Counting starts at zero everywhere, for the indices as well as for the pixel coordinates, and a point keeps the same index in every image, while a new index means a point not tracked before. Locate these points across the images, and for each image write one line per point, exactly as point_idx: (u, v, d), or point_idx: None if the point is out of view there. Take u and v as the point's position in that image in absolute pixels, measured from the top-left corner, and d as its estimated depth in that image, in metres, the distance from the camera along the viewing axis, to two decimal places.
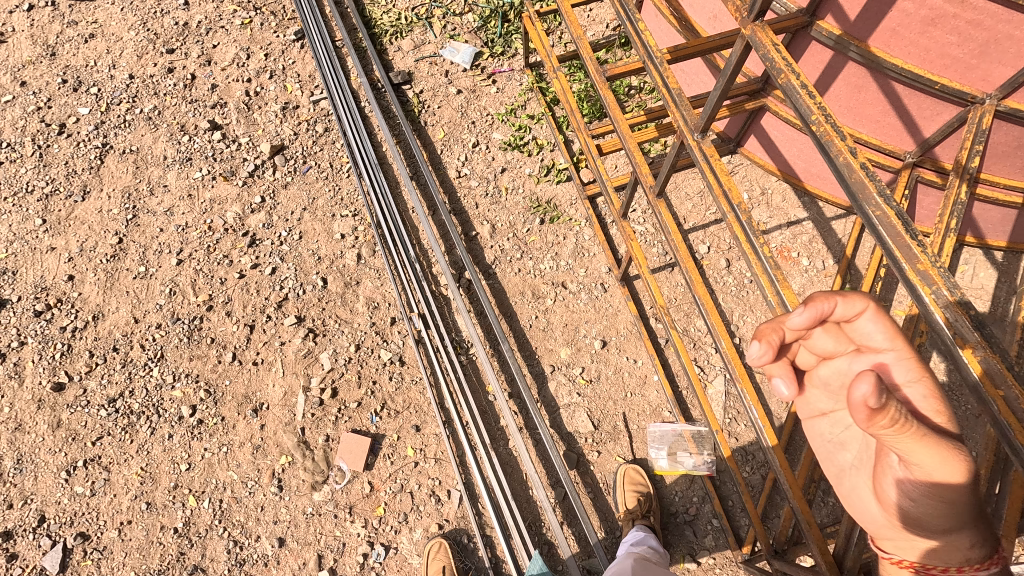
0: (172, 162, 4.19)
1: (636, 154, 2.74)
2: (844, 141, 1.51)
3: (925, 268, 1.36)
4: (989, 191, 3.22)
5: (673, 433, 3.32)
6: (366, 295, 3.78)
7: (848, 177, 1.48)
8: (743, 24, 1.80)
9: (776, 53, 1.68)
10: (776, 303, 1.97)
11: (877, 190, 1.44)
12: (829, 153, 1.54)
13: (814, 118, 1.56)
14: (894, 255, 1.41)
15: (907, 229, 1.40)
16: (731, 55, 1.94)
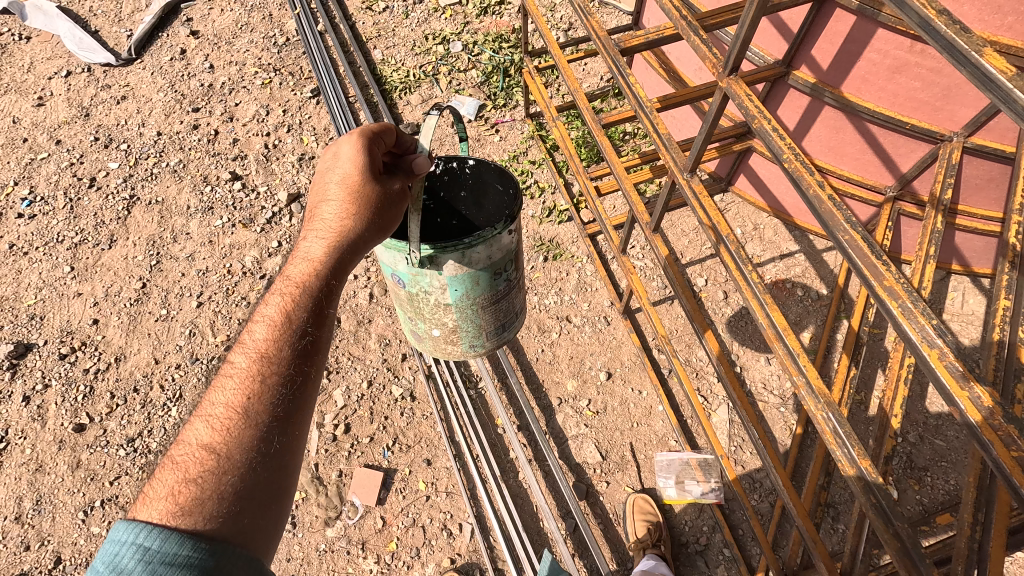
0: (195, 211, 4.45)
1: (632, 194, 2.94)
2: (813, 176, 1.70)
3: (891, 284, 1.48)
4: (967, 221, 3.43)
5: (679, 461, 3.38)
6: (378, 332, 3.93)
7: (820, 209, 1.66)
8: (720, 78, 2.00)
9: (750, 103, 1.88)
10: (766, 325, 2.11)
11: (845, 219, 1.61)
12: (801, 186, 1.71)
13: (786, 157, 1.75)
14: (863, 272, 1.54)
15: (873, 250, 1.54)
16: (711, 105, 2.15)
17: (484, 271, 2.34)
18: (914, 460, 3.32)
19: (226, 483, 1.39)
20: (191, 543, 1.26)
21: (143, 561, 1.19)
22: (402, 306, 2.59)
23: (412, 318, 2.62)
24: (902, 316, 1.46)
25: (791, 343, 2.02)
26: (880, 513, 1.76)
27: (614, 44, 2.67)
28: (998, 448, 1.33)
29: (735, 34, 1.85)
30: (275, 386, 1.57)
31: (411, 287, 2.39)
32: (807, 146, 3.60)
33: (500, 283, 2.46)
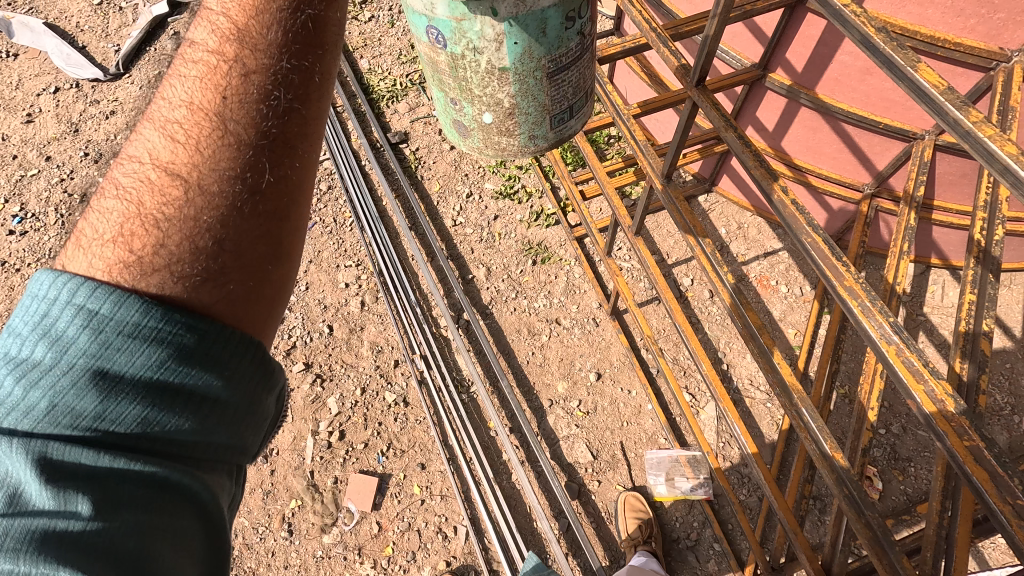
0: None
1: (614, 199, 3.01)
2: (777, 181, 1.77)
3: (851, 284, 1.56)
4: (943, 216, 3.51)
5: (669, 458, 3.44)
6: (370, 340, 3.98)
7: (783, 213, 1.73)
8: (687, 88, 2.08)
9: (716, 111, 1.95)
10: (742, 325, 2.18)
11: (807, 222, 1.68)
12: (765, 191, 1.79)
13: (751, 163, 1.82)
14: (824, 271, 1.61)
15: (833, 252, 1.61)
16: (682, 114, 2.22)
17: (553, 11, 1.57)
18: (898, 451, 3.39)
19: (201, 242, 1.17)
20: (153, 324, 1.07)
21: (88, 340, 1.03)
22: (442, 84, 1.86)
23: (453, 100, 1.90)
24: (862, 314, 1.52)
25: (765, 341, 2.09)
26: (852, 503, 1.83)
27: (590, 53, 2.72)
28: (952, 437, 1.43)
29: (699, 46, 1.92)
30: (253, 100, 1.25)
31: (455, 45, 1.66)
32: (785, 146, 3.68)
33: (573, 38, 1.69)
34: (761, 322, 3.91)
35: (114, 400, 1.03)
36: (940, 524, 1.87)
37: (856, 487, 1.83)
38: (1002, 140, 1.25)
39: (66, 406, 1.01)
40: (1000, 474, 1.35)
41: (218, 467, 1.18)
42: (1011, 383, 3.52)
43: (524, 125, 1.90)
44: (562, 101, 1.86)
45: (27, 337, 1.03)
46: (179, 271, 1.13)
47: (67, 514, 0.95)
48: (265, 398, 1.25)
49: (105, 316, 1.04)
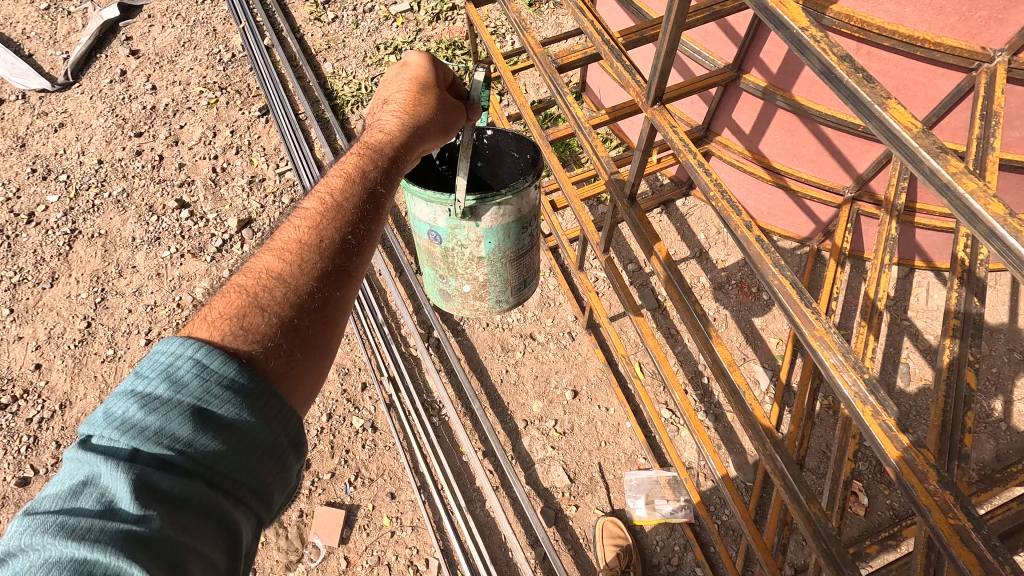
0: (140, 243, 4.26)
1: (580, 212, 2.87)
2: (740, 216, 1.62)
3: (821, 333, 1.44)
4: (926, 220, 3.38)
5: (649, 480, 3.30)
6: (336, 362, 3.80)
7: (747, 249, 1.58)
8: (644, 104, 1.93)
9: (674, 134, 1.81)
10: (712, 359, 2.05)
11: (772, 261, 1.54)
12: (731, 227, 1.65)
13: (712, 194, 1.67)
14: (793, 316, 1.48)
15: (802, 297, 1.47)
16: (641, 134, 2.07)
17: (514, 224, 2.22)
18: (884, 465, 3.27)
19: (275, 317, 1.23)
20: (246, 374, 1.11)
21: (202, 378, 1.07)
22: (433, 264, 2.46)
23: (442, 275, 2.49)
24: (834, 368, 1.40)
25: (737, 380, 1.99)
26: (830, 559, 1.69)
27: (551, 61, 2.59)
28: (935, 513, 1.30)
29: (653, 63, 1.77)
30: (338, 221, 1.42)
31: (448, 242, 2.28)
32: (763, 149, 3.50)
33: (526, 238, 2.36)
34: (742, 332, 3.76)
35: (205, 432, 1.01)
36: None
37: (832, 540, 1.68)
38: (987, 198, 1.06)
39: (163, 429, 0.99)
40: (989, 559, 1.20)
41: (257, 526, 1.06)
42: (998, 390, 3.40)
43: (493, 291, 2.49)
44: (521, 276, 2.51)
45: (148, 379, 1.05)
46: (271, 328, 1.21)
47: (142, 521, 0.90)
48: (297, 473, 1.15)
49: (218, 358, 1.10)
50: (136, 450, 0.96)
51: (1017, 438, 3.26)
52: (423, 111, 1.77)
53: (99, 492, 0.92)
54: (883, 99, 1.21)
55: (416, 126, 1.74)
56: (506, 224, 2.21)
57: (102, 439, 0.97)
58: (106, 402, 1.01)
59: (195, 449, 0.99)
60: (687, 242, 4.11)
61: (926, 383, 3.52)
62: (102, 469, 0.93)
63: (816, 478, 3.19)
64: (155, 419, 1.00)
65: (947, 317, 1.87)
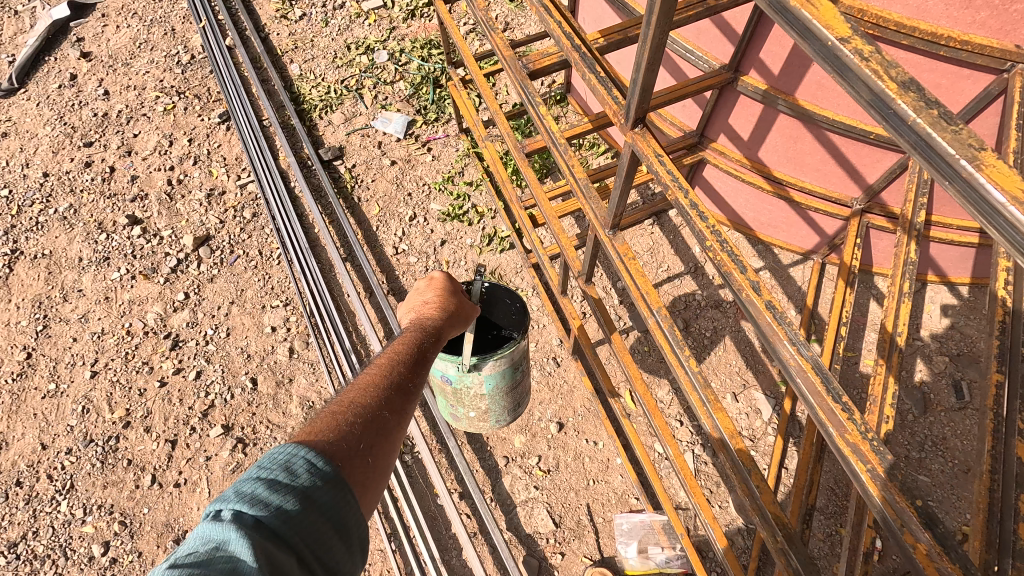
0: (87, 264, 3.91)
1: (559, 236, 2.56)
2: (743, 275, 1.52)
3: (853, 437, 1.38)
4: (942, 233, 3.09)
5: (642, 525, 3.00)
6: (300, 394, 3.47)
7: (759, 321, 1.51)
8: (624, 128, 1.69)
9: (660, 166, 1.62)
10: (710, 425, 1.75)
11: (787, 336, 1.47)
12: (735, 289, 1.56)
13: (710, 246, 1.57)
14: (820, 417, 1.43)
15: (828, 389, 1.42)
16: (621, 161, 1.82)
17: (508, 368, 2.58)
18: None
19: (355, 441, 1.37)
20: (339, 477, 1.26)
21: (312, 473, 1.23)
22: (444, 397, 2.83)
23: (451, 404, 2.85)
24: (870, 483, 1.34)
25: (740, 454, 1.67)
26: None
27: (521, 66, 2.29)
28: None
29: (629, 84, 1.53)
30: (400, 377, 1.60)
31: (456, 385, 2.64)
32: (762, 156, 3.20)
33: (520, 375, 2.72)
34: (742, 355, 3.46)
35: (311, 519, 1.17)
36: None
37: None
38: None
39: (281, 506, 1.15)
40: None
41: None
42: None
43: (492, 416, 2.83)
44: (515, 399, 2.86)
45: (268, 469, 1.20)
46: (358, 436, 1.37)
47: None
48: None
49: (323, 457, 1.27)
50: (260, 523, 1.10)
51: None
52: (454, 293, 2.09)
53: (227, 557, 1.03)
54: (971, 151, 0.90)
55: (450, 304, 2.00)
56: (503, 369, 2.57)
57: (231, 508, 1.11)
58: (237, 481, 1.17)
59: (306, 532, 1.16)
60: (681, 256, 3.80)
61: (943, 410, 3.23)
62: (232, 536, 1.06)
63: (827, 522, 2.88)
64: (278, 499, 1.16)
65: None
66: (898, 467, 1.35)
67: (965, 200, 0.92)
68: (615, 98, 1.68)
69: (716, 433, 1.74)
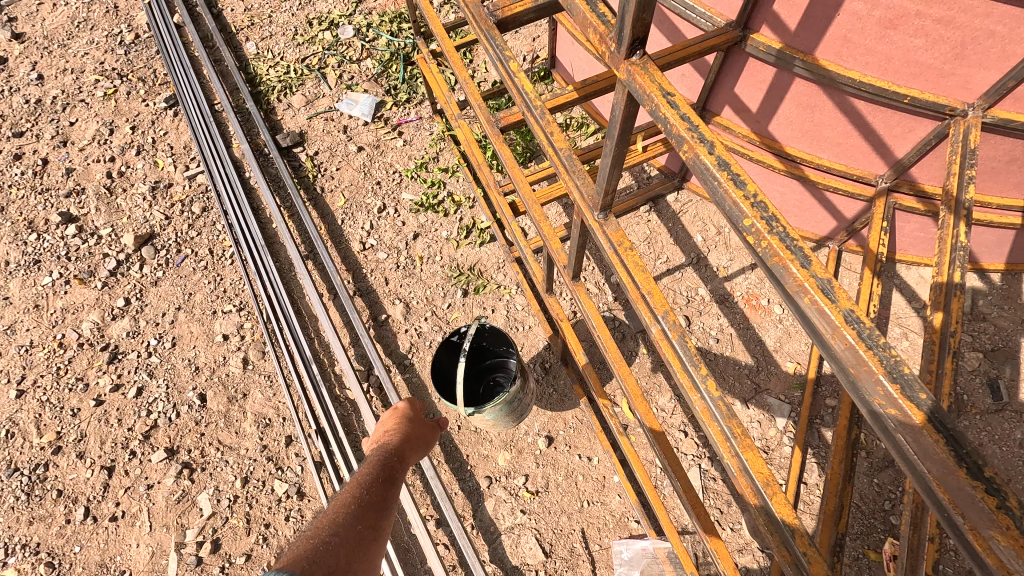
0: (15, 268, 3.47)
1: (541, 223, 2.17)
2: (804, 270, 1.04)
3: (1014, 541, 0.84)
4: (981, 214, 2.71)
5: (645, 554, 2.63)
6: (255, 411, 3.06)
7: (832, 342, 1.03)
8: (616, 64, 1.31)
9: (671, 114, 1.22)
10: (736, 466, 1.40)
11: (884, 367, 0.97)
12: (789, 290, 1.09)
13: (750, 226, 1.12)
14: (941, 496, 0.93)
15: (960, 458, 0.90)
16: (612, 119, 1.42)
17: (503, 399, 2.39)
18: None
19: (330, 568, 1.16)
20: None
21: None
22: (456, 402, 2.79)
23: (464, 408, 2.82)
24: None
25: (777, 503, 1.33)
26: None
27: (487, 16, 1.89)
28: None
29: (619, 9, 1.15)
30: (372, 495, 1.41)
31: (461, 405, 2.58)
32: (773, 131, 2.81)
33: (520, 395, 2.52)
34: (752, 356, 3.08)
35: None
36: None
37: None
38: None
39: None
40: None
41: None
42: None
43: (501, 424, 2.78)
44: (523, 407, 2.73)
45: None
46: (335, 558, 1.19)
47: None
48: None
49: None
50: None
51: None
52: (417, 417, 1.84)
53: None
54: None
55: (413, 429, 1.77)
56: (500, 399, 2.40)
57: None
58: None
59: None
60: (682, 246, 3.41)
61: (979, 413, 2.88)
62: None
63: (852, 546, 2.52)
64: None
65: None
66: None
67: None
68: (601, 18, 1.31)
69: (745, 476, 1.38)
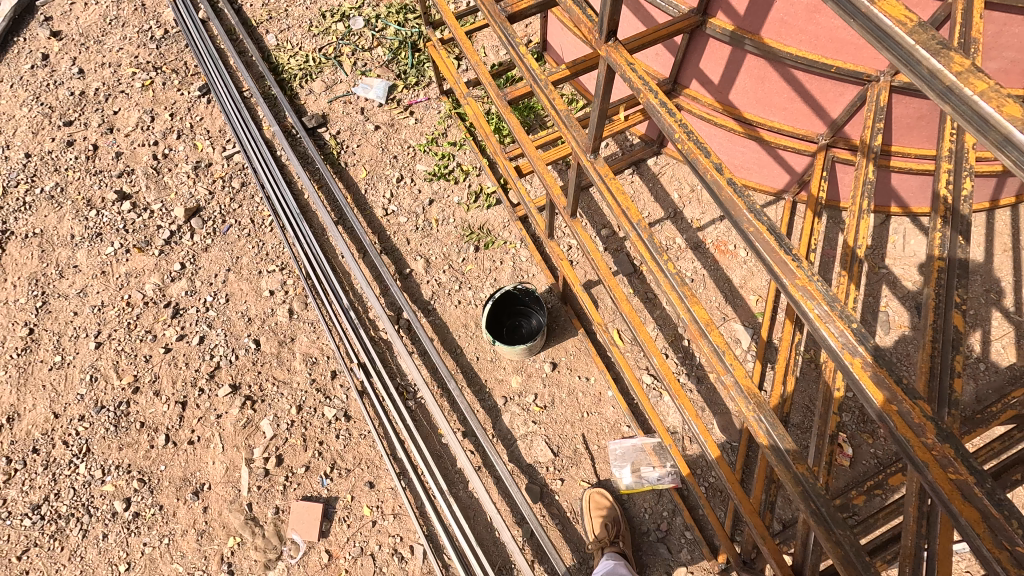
0: (80, 240, 3.95)
1: (546, 177, 2.69)
2: (709, 158, 1.41)
3: (804, 283, 1.27)
4: (902, 162, 3.27)
5: (634, 448, 3.22)
6: (303, 351, 3.60)
7: (719, 196, 1.39)
8: (598, 45, 1.81)
9: (632, 72, 1.62)
10: (689, 319, 1.83)
11: (747, 206, 1.35)
12: (700, 171, 1.43)
13: (677, 136, 1.45)
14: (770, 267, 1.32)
15: (780, 243, 1.30)
16: (597, 82, 1.92)
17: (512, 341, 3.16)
18: (867, 414, 3.18)
19: None
20: None
21: None
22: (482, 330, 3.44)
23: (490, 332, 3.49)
24: (818, 319, 1.27)
25: (716, 340, 1.77)
26: (820, 520, 1.56)
27: (501, 11, 2.41)
28: (934, 471, 1.16)
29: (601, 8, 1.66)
30: None
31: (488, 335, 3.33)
32: (733, 99, 3.36)
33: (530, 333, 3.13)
34: (721, 292, 3.66)
35: None
36: (918, 531, 1.63)
37: (823, 500, 1.56)
38: (1000, 98, 0.93)
39: None
40: (995, 517, 1.07)
41: None
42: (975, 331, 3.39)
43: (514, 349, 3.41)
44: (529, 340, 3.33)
45: None
46: None
47: None
48: None
49: None
50: None
51: (996, 376, 3.27)
52: None
53: None
54: None
55: None
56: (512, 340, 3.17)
57: None
58: None
59: None
60: (661, 203, 3.97)
61: (906, 330, 3.50)
62: None
63: (799, 432, 3.14)
64: None
65: (930, 257, 1.77)
66: (844, 302, 1.26)
67: (870, 34, 1.10)
68: (589, 17, 1.81)
69: (694, 326, 1.81)
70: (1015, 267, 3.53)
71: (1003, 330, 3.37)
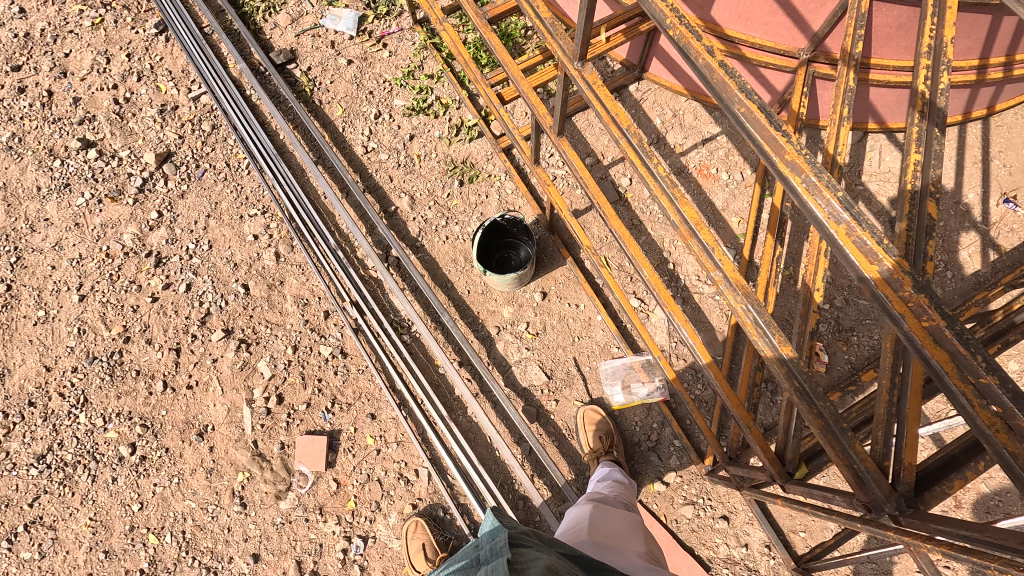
0: (48, 192, 3.81)
1: (532, 98, 2.61)
2: (701, 40, 1.43)
3: (793, 157, 1.32)
4: (881, 75, 3.28)
5: (624, 366, 3.36)
6: (293, 294, 3.59)
7: (710, 79, 1.42)
8: None
9: None
10: (679, 221, 1.90)
11: (738, 87, 1.39)
12: (691, 59, 1.47)
13: (669, 22, 1.48)
14: (762, 148, 1.36)
15: (771, 121, 1.35)
16: None
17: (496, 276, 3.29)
18: (843, 323, 3.34)
19: None
20: None
21: None
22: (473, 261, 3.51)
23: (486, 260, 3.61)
24: (806, 193, 1.30)
25: (705, 238, 1.83)
26: (803, 396, 1.69)
27: None
28: (909, 320, 1.25)
29: None
30: None
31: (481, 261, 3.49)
32: (714, 15, 3.31)
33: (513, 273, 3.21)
34: (704, 216, 3.73)
35: None
36: (890, 400, 1.67)
37: (805, 378, 1.68)
38: None
39: None
40: (961, 353, 1.19)
41: None
42: (944, 242, 3.54)
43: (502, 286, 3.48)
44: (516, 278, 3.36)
45: None
46: None
47: None
48: None
49: None
50: None
51: (962, 283, 3.44)
52: None
53: None
54: None
55: None
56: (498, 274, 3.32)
57: None
58: None
59: None
60: (643, 129, 3.95)
61: None
62: None
63: None
64: None
65: (907, 153, 1.82)
66: (832, 175, 1.30)
67: None
68: None
69: (685, 228, 1.89)
70: (983, 178, 3.65)
71: (970, 239, 3.53)
